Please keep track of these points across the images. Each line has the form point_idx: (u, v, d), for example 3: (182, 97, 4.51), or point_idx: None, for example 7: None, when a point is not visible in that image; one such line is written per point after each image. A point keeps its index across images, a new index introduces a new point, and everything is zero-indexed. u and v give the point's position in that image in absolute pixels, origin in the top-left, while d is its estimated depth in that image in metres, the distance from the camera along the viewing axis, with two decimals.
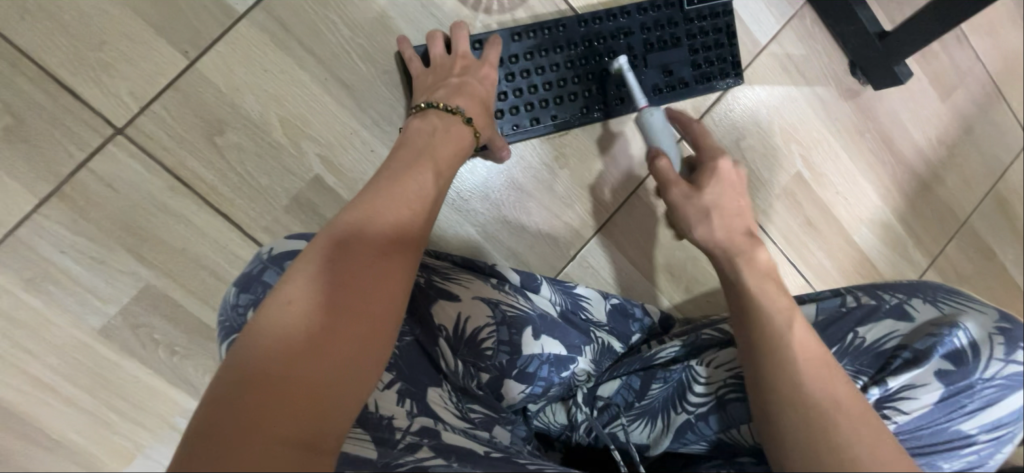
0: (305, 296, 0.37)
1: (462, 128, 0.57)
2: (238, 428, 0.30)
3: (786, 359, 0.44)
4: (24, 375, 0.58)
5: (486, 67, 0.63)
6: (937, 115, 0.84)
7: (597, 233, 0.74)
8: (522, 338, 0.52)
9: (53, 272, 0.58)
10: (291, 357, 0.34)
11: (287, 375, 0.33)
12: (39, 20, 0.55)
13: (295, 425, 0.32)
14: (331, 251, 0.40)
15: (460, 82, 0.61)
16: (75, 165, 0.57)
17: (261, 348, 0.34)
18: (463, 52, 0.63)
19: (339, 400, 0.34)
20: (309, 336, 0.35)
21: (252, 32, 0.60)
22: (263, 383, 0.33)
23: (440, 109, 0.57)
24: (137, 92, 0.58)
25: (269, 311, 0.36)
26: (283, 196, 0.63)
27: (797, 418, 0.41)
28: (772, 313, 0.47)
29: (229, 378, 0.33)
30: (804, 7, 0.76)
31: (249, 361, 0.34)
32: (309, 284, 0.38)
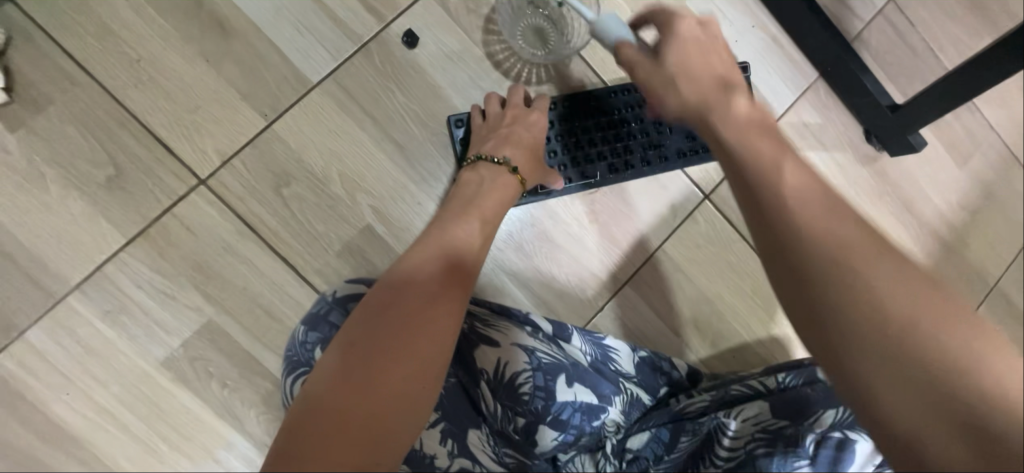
0: (361, 338, 0.43)
1: (508, 178, 0.63)
2: (307, 456, 0.36)
3: (841, 272, 0.36)
4: (91, 400, 0.63)
5: (534, 116, 0.68)
6: (956, 181, 0.87)
7: (624, 285, 0.78)
8: (557, 385, 0.54)
9: (129, 306, 0.63)
10: (348, 392, 0.39)
11: (346, 408, 0.38)
12: (148, 88, 0.65)
13: (358, 451, 0.37)
14: (384, 298, 0.46)
15: (509, 131, 0.67)
16: (161, 210, 0.65)
17: (325, 384, 0.40)
18: (516, 104, 0.69)
19: (394, 429, 0.39)
20: (365, 372, 0.40)
21: (321, 98, 0.69)
22: (326, 416, 0.38)
23: (488, 161, 0.64)
24: (220, 149, 0.66)
25: (336, 349, 0.42)
26: (337, 242, 0.68)
27: (852, 303, 0.35)
28: (809, 220, 0.39)
29: (304, 408, 0.39)
30: (818, 81, 0.83)
31: (315, 397, 0.39)
32: (363, 326, 0.43)
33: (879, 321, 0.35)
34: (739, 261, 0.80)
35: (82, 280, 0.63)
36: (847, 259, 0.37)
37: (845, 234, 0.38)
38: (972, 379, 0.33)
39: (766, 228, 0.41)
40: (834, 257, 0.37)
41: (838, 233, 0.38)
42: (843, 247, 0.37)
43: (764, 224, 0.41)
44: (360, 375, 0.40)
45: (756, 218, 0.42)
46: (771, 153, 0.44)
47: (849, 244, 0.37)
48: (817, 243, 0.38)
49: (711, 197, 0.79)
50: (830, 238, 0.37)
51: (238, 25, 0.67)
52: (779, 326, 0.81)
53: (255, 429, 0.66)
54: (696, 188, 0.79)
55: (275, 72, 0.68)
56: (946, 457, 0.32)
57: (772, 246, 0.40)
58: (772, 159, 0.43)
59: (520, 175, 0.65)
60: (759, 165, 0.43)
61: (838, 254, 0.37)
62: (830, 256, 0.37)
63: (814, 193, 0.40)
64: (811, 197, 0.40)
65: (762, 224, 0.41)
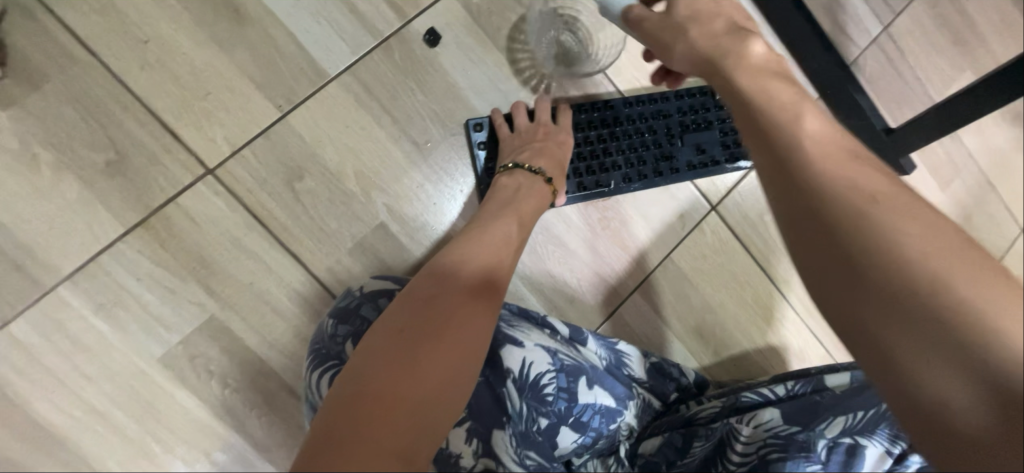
0: (409, 324, 0.43)
1: (544, 188, 0.65)
2: (353, 436, 0.34)
3: (841, 215, 0.35)
4: (79, 400, 0.59)
5: (564, 135, 0.70)
6: (938, 203, 0.92)
7: (634, 292, 0.79)
8: (578, 387, 0.54)
9: (125, 299, 0.60)
10: (393, 376, 0.38)
11: (390, 392, 0.38)
12: (156, 71, 0.62)
13: (395, 434, 0.36)
14: (431, 291, 0.47)
15: (541, 145, 0.67)
16: (165, 199, 0.61)
17: (370, 369, 0.39)
18: (546, 121, 0.70)
19: (435, 412, 0.39)
20: (408, 356, 0.40)
21: (339, 92, 0.67)
22: (373, 399, 0.37)
23: (525, 169, 0.65)
24: (231, 138, 0.63)
25: (379, 334, 0.43)
26: (349, 239, 0.67)
27: (875, 273, 0.32)
28: (818, 165, 0.38)
29: (346, 392, 0.38)
30: (818, 101, 0.87)
31: (359, 382, 0.39)
32: (410, 315, 0.44)
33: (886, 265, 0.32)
34: (742, 271, 0.82)
35: (74, 271, 0.59)
36: (854, 201, 0.35)
37: (853, 181, 0.36)
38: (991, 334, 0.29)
39: (771, 180, 0.40)
40: (839, 207, 0.35)
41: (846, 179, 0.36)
42: (850, 191, 0.35)
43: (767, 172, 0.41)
44: (408, 363, 0.40)
45: (760, 168, 0.42)
46: (798, 111, 0.43)
47: (879, 209, 0.34)
48: (816, 186, 0.37)
49: (716, 209, 0.82)
50: (834, 182, 0.36)
51: (254, 11, 0.64)
52: (777, 336, 0.84)
53: (257, 432, 0.63)
54: (704, 199, 0.81)
55: (291, 62, 0.66)
56: (962, 410, 0.29)
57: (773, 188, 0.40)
58: (793, 114, 0.42)
59: (553, 185, 0.66)
60: (778, 120, 0.42)
61: (846, 198, 0.35)
62: (834, 199, 0.36)
63: (828, 144, 0.39)
64: (828, 152, 0.39)
65: (766, 171, 0.41)
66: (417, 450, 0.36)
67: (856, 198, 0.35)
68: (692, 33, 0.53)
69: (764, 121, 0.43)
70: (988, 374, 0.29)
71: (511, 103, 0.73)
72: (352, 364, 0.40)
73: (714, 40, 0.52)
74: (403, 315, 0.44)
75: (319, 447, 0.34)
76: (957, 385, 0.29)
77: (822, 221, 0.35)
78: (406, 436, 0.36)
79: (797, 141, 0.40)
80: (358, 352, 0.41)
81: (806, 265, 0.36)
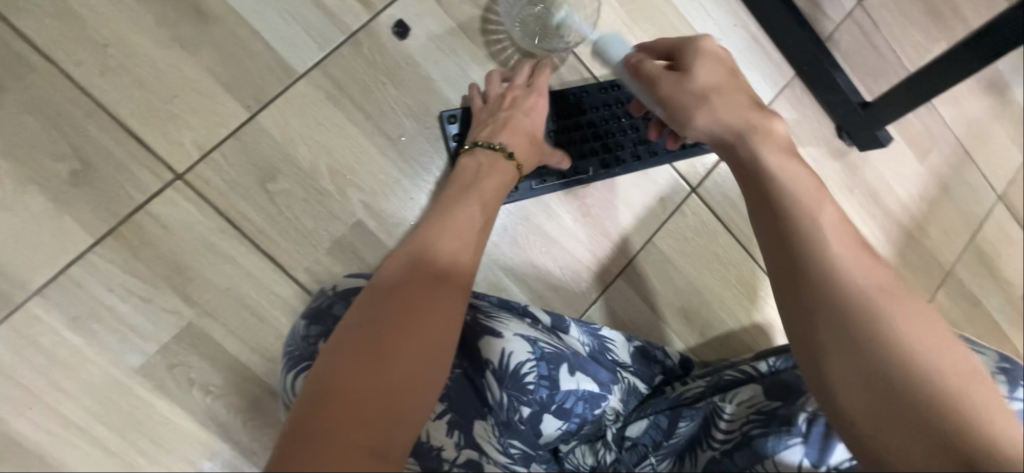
0: (374, 318, 0.43)
1: (506, 164, 0.64)
2: (322, 436, 0.35)
3: (846, 310, 0.39)
4: (58, 414, 0.58)
5: (532, 100, 0.68)
6: (916, 175, 0.93)
7: (617, 278, 0.79)
8: (560, 374, 0.55)
9: (100, 311, 0.59)
10: (361, 372, 0.39)
11: (358, 387, 0.38)
12: (117, 76, 0.60)
13: (367, 431, 0.37)
14: (395, 282, 0.46)
15: (507, 117, 0.67)
16: (134, 207, 0.60)
17: (335, 365, 0.39)
18: (515, 86, 0.69)
19: (408, 404, 0.40)
20: (374, 352, 0.40)
21: (308, 89, 0.66)
22: (340, 396, 0.38)
23: (485, 147, 0.64)
24: (199, 142, 0.62)
25: (346, 329, 0.43)
26: (327, 239, 0.66)
27: (865, 353, 0.38)
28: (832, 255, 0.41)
29: (314, 388, 0.38)
30: (796, 78, 0.87)
31: (325, 379, 0.39)
32: (374, 309, 0.44)
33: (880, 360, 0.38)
34: (725, 252, 0.83)
35: (44, 284, 0.58)
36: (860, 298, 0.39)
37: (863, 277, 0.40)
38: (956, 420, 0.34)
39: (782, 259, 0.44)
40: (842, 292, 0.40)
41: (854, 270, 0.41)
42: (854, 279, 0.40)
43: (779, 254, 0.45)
44: (374, 360, 0.40)
45: (774, 247, 0.45)
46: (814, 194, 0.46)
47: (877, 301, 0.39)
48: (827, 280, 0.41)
49: (697, 191, 0.82)
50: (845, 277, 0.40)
51: (216, 9, 0.63)
52: (761, 314, 0.84)
53: (243, 436, 0.63)
54: (684, 181, 0.81)
55: (257, 61, 0.64)
56: None
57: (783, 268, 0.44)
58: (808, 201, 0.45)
59: (518, 160, 0.65)
60: (790, 202, 0.45)
61: (852, 293, 0.40)
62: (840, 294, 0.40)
63: (842, 233, 0.43)
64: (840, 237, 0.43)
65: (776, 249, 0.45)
66: (387, 445, 0.37)
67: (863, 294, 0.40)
68: (714, 102, 0.54)
69: (777, 199, 0.46)
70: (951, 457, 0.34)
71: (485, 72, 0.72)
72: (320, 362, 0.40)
73: (739, 116, 0.54)
74: (370, 309, 0.44)
75: (287, 445, 0.35)
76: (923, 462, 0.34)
77: (827, 313, 0.40)
78: (376, 432, 0.37)
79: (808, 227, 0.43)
80: (324, 346, 0.41)
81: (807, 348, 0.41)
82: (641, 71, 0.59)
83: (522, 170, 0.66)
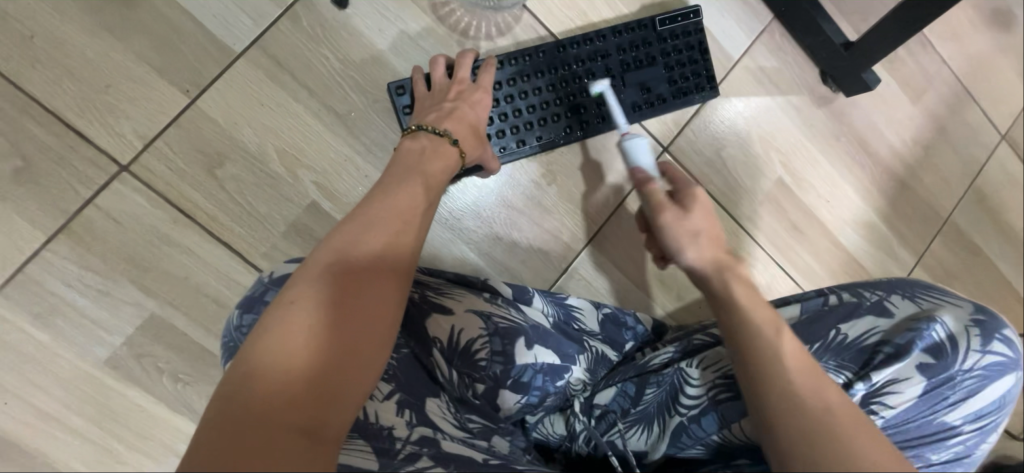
0: (308, 298, 0.41)
1: (449, 150, 0.60)
2: (247, 425, 0.34)
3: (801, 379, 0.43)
4: (32, 408, 0.59)
5: (479, 95, 0.66)
6: (910, 118, 0.87)
7: (588, 245, 0.76)
8: (515, 349, 0.54)
9: (61, 307, 0.59)
10: (291, 362, 0.38)
11: (287, 376, 0.37)
12: (50, 69, 0.59)
13: (298, 416, 0.36)
14: (329, 262, 0.44)
15: (453, 107, 0.64)
16: (82, 202, 0.60)
17: (267, 348, 0.38)
18: (462, 79, 0.66)
19: (344, 387, 0.39)
20: (309, 341, 0.39)
21: (248, 69, 0.64)
22: (269, 386, 0.37)
23: (429, 130, 0.60)
24: (140, 131, 0.61)
25: (276, 314, 0.40)
26: (282, 223, 0.65)
27: (807, 425, 0.40)
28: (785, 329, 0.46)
29: (242, 377, 0.37)
30: (773, 22, 0.81)
31: (256, 364, 0.38)
32: (307, 293, 0.42)
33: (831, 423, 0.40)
34: None
35: (2, 283, 0.58)
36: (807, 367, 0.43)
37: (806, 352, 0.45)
38: None
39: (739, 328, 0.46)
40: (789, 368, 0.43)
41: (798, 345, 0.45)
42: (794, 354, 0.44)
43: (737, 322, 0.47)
44: (308, 344, 0.39)
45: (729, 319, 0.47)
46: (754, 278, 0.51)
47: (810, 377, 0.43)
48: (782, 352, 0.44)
49: (670, 150, 0.78)
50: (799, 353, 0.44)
51: None
52: None
53: None
54: (655, 141, 0.77)
55: (191, 43, 0.62)
56: None
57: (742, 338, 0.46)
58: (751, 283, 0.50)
59: (462, 148, 0.62)
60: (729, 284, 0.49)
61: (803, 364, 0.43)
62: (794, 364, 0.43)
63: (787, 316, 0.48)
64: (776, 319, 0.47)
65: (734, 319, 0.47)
66: (321, 425, 0.36)
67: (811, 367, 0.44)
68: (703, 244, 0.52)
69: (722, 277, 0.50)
70: None
71: (430, 58, 0.68)
72: (248, 349, 0.39)
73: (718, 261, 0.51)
74: (305, 289, 0.42)
75: (211, 432, 0.34)
76: None
77: (780, 385, 0.42)
78: (307, 416, 0.36)
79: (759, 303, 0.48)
80: (254, 328, 0.39)
81: (766, 415, 0.42)
82: (642, 189, 0.55)
83: (465, 162, 0.63)
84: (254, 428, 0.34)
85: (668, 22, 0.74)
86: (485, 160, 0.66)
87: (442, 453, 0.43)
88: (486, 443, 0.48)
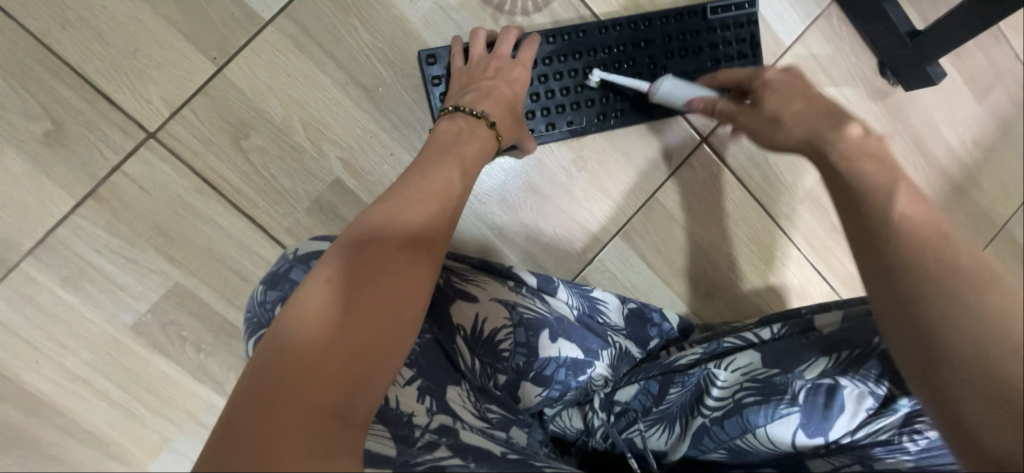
0: (342, 276, 0.40)
1: (486, 132, 0.58)
2: (277, 399, 0.32)
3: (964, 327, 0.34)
4: (62, 369, 0.61)
5: (517, 71, 0.63)
6: (973, 116, 0.81)
7: (616, 236, 0.73)
8: (539, 341, 0.53)
9: (89, 271, 0.60)
10: (323, 337, 0.36)
11: (319, 350, 0.35)
12: (78, 29, 0.58)
13: (328, 395, 0.34)
14: (363, 240, 0.43)
15: (490, 85, 0.61)
16: (110, 168, 0.59)
17: (297, 325, 0.37)
18: (501, 55, 0.63)
19: (376, 368, 0.37)
20: (339, 316, 0.37)
21: (276, 38, 0.62)
22: (299, 360, 0.35)
23: (467, 113, 0.59)
24: (168, 98, 0.60)
25: (309, 288, 0.39)
26: (306, 198, 0.64)
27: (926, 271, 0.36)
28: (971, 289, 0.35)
29: (273, 350, 0.36)
30: (830, 6, 0.75)
31: (287, 340, 0.36)
32: (340, 269, 0.40)
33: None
34: (737, 209, 0.76)
35: (34, 245, 0.59)
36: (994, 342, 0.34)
37: (1007, 309, 0.34)
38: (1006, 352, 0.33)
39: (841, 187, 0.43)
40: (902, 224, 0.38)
41: (993, 301, 0.34)
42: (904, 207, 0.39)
43: (891, 284, 0.37)
44: (340, 321, 0.37)
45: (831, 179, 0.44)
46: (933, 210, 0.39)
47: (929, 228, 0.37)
48: (913, 264, 0.36)
49: (708, 141, 0.74)
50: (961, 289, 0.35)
51: None
52: (777, 275, 0.78)
53: None
54: (693, 131, 0.74)
55: (220, 8, 0.61)
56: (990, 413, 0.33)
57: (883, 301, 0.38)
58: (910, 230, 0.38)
59: (499, 130, 0.60)
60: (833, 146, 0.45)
61: (994, 332, 0.34)
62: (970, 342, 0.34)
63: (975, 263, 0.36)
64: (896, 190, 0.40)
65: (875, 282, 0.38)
66: (351, 406, 0.34)
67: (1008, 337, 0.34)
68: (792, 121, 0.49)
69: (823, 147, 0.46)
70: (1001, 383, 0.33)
71: (469, 30, 0.66)
72: (279, 323, 0.37)
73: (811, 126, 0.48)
74: (338, 268, 0.40)
75: (239, 406, 0.33)
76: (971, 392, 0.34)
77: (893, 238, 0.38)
78: (338, 395, 0.34)
79: (925, 251, 0.36)
80: (287, 302, 0.38)
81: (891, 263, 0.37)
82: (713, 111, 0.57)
83: (502, 143, 0.61)
84: (283, 403, 0.32)
85: (720, 11, 0.70)
86: (523, 140, 0.64)
87: (460, 444, 0.41)
88: (505, 435, 0.47)
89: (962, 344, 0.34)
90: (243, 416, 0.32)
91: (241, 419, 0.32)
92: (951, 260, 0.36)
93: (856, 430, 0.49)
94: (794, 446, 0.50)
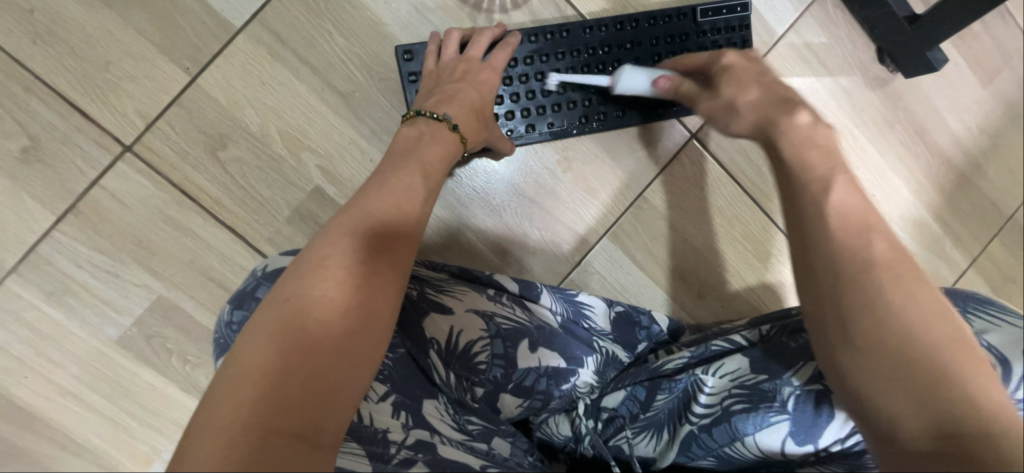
0: (302, 294, 0.38)
1: (449, 135, 0.56)
2: (239, 429, 0.32)
3: (891, 342, 0.36)
4: (51, 383, 0.61)
5: (486, 74, 0.61)
6: (978, 102, 0.77)
7: (604, 238, 0.72)
8: (518, 352, 0.52)
9: (72, 286, 0.60)
10: (283, 360, 0.35)
11: (279, 375, 0.34)
12: (50, 45, 0.58)
13: (291, 421, 0.33)
14: (322, 255, 0.41)
15: (456, 89, 0.59)
16: (88, 183, 0.59)
17: (255, 347, 0.36)
18: (471, 58, 0.62)
19: (342, 388, 0.36)
20: (298, 338, 0.36)
21: (249, 46, 0.61)
22: (258, 386, 0.34)
23: (428, 116, 0.57)
24: (142, 110, 0.60)
25: (268, 310, 0.38)
26: (286, 207, 0.63)
27: (847, 290, 0.38)
28: (887, 302, 0.37)
29: (231, 378, 0.35)
30: None
31: (249, 363, 0.35)
32: (299, 286, 0.39)
33: (953, 421, 0.34)
34: (729, 206, 0.73)
35: (17, 262, 0.59)
36: (912, 344, 0.36)
37: (914, 325, 0.36)
38: (932, 369, 0.35)
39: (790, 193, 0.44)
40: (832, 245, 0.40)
41: (907, 313, 0.37)
42: (842, 226, 0.40)
43: (828, 300, 0.39)
44: (301, 342, 0.36)
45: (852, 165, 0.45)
46: (863, 217, 0.41)
47: (861, 245, 0.39)
48: (843, 275, 0.39)
49: (698, 136, 0.72)
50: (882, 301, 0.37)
51: None
52: (772, 273, 0.75)
53: None
54: (682, 127, 0.71)
55: (191, 17, 0.60)
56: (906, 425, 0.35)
57: (816, 314, 0.40)
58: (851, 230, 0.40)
59: (463, 134, 0.58)
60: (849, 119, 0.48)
61: (903, 344, 0.36)
62: (886, 347, 0.36)
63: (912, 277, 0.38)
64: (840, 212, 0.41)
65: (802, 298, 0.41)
66: (317, 429, 0.34)
67: (923, 342, 0.36)
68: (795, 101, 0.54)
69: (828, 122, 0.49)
70: (929, 400, 0.35)
71: (445, 30, 0.64)
72: (238, 348, 0.36)
73: None
74: (299, 283, 0.39)
75: (202, 438, 0.32)
76: (902, 407, 0.35)
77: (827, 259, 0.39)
78: (303, 419, 0.34)
79: (854, 264, 0.39)
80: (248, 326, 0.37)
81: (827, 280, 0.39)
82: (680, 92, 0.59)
83: (468, 147, 0.59)
84: (245, 433, 0.32)
85: (711, 14, 0.68)
86: (495, 142, 0.62)
87: (436, 459, 0.42)
88: (486, 447, 0.46)
89: (890, 357, 0.36)
90: (205, 448, 0.32)
91: (203, 451, 0.31)
92: (874, 274, 0.38)
93: (847, 438, 0.48)
94: (783, 454, 0.49)
